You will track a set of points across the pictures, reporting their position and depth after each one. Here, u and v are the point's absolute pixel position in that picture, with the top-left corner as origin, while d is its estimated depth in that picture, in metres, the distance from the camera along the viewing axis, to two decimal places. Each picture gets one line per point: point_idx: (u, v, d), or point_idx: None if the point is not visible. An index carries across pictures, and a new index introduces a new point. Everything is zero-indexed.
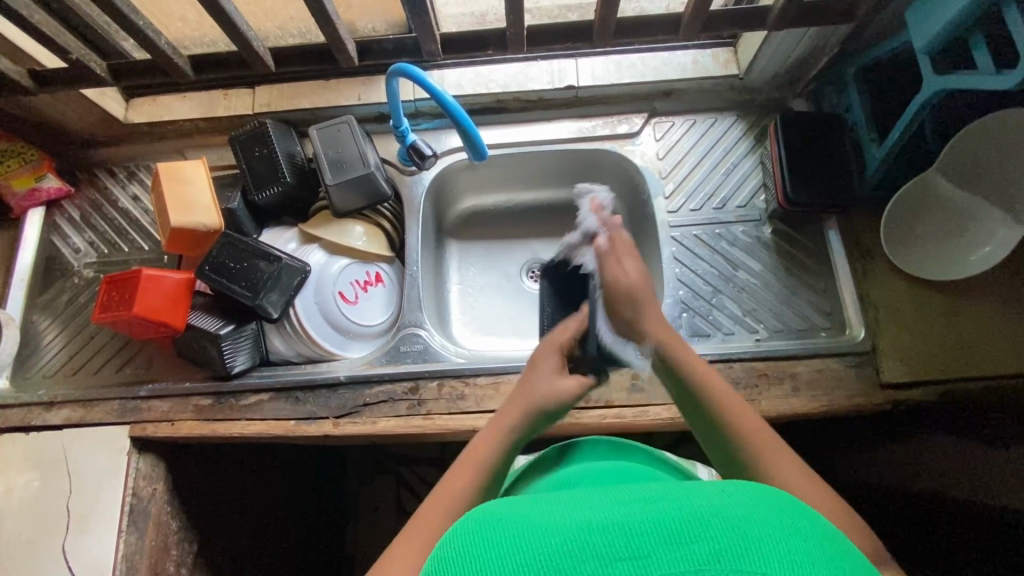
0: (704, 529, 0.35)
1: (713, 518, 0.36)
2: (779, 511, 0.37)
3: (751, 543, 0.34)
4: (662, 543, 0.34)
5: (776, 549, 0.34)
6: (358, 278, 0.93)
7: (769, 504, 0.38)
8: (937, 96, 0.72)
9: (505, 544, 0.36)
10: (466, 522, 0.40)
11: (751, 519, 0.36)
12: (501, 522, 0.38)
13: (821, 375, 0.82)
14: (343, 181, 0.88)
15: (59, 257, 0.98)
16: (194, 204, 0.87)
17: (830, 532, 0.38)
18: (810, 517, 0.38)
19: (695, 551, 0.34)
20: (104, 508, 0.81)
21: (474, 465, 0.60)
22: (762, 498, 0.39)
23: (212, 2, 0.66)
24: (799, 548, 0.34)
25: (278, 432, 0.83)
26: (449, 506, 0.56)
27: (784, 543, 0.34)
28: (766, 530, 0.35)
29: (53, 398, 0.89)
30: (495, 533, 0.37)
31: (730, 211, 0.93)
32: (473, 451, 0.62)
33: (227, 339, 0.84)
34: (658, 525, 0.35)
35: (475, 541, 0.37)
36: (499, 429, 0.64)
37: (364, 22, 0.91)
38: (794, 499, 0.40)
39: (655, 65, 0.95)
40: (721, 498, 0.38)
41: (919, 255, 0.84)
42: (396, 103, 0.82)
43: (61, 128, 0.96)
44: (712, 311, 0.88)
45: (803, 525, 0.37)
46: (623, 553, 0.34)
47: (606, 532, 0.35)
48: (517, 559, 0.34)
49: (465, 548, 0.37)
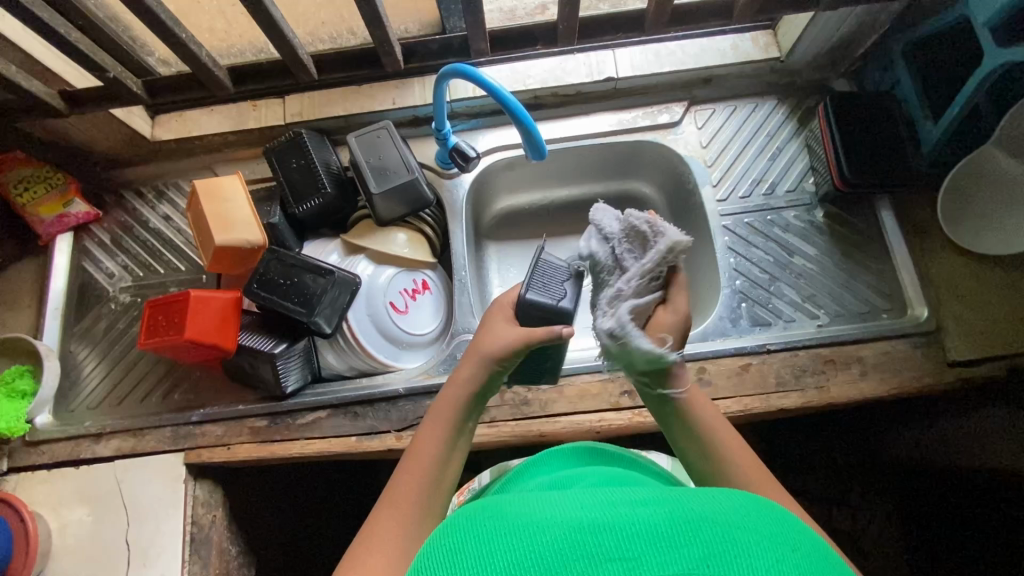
0: (695, 534, 0.36)
1: (704, 523, 0.37)
2: (765, 521, 0.39)
3: (740, 550, 0.35)
4: (652, 545, 0.36)
5: (764, 558, 0.35)
6: (406, 287, 0.91)
7: (760, 514, 0.40)
8: (1000, 69, 0.71)
9: (494, 542, 0.38)
10: (461, 520, 0.42)
11: (740, 529, 0.37)
12: (495, 520, 0.40)
13: (888, 357, 0.81)
14: (388, 188, 0.86)
15: (93, 283, 0.95)
16: (235, 220, 0.84)
17: (816, 542, 0.39)
18: (796, 529, 0.39)
19: (684, 554, 0.35)
20: (166, 539, 0.78)
21: (439, 423, 0.60)
22: (753, 508, 0.40)
23: (261, 9, 0.64)
24: (786, 558, 0.36)
25: (341, 450, 0.80)
26: (422, 463, 0.56)
27: (771, 551, 0.36)
28: (752, 539, 0.37)
29: (100, 430, 0.86)
30: (487, 530, 0.39)
31: (780, 196, 0.92)
32: (437, 409, 0.61)
33: (281, 358, 0.81)
34: (645, 528, 0.37)
35: (466, 539, 0.39)
36: (458, 380, 0.62)
37: (398, 23, 0.88)
38: (780, 510, 0.42)
39: (695, 52, 0.93)
40: (715, 505, 0.40)
41: (968, 225, 0.84)
42: (442, 105, 0.79)
43: (88, 150, 0.93)
44: (771, 299, 0.87)
45: (789, 534, 0.38)
46: (613, 553, 0.35)
47: (596, 532, 0.37)
48: (509, 559, 0.36)
49: (453, 547, 0.38)
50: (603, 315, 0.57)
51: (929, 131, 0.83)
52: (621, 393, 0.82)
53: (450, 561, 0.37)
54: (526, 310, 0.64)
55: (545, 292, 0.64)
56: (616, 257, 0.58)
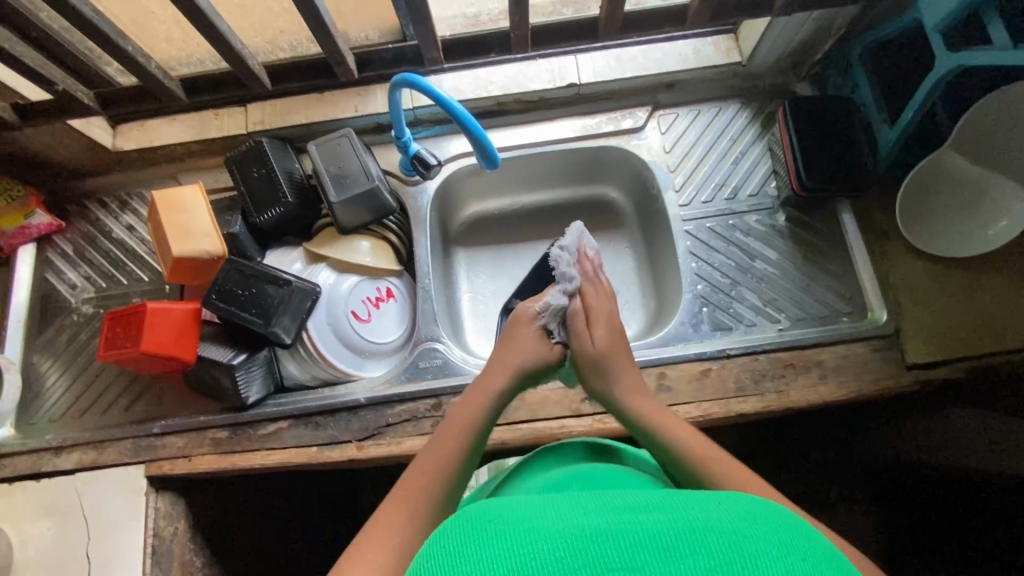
0: (701, 544, 0.34)
1: (709, 533, 0.35)
2: (773, 528, 0.37)
3: (746, 560, 0.33)
4: (657, 555, 0.34)
5: (772, 567, 0.33)
6: (369, 295, 0.91)
7: (767, 522, 0.38)
8: (952, 73, 0.70)
9: (496, 545, 0.36)
10: (459, 523, 0.40)
11: (748, 538, 0.35)
12: (496, 523, 0.38)
13: (848, 360, 0.81)
14: (348, 197, 0.85)
15: (55, 294, 0.95)
16: (195, 231, 0.84)
17: (828, 553, 0.37)
18: (806, 538, 0.37)
19: (690, 565, 0.33)
20: (126, 553, 0.78)
21: (455, 430, 0.62)
22: (758, 515, 0.38)
23: (206, 22, 0.64)
24: (794, 568, 0.34)
25: (301, 460, 0.80)
26: (432, 469, 0.58)
27: (780, 560, 0.34)
28: (760, 547, 0.35)
29: (62, 442, 0.86)
30: (490, 531, 0.37)
31: (742, 200, 0.92)
32: (460, 413, 0.64)
33: (241, 368, 0.81)
34: (650, 538, 0.35)
35: (469, 539, 0.37)
36: (484, 389, 0.67)
37: (357, 31, 0.88)
38: (793, 520, 0.39)
39: (657, 57, 0.93)
40: (719, 513, 0.38)
41: (930, 230, 0.84)
42: (399, 113, 0.79)
43: (47, 160, 0.92)
44: (732, 303, 0.87)
45: (796, 542, 0.36)
46: (616, 563, 0.34)
47: (600, 542, 0.35)
48: (512, 562, 0.34)
49: (456, 546, 0.37)
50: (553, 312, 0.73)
51: (885, 134, 0.82)
52: (582, 399, 0.82)
53: (453, 560, 0.35)
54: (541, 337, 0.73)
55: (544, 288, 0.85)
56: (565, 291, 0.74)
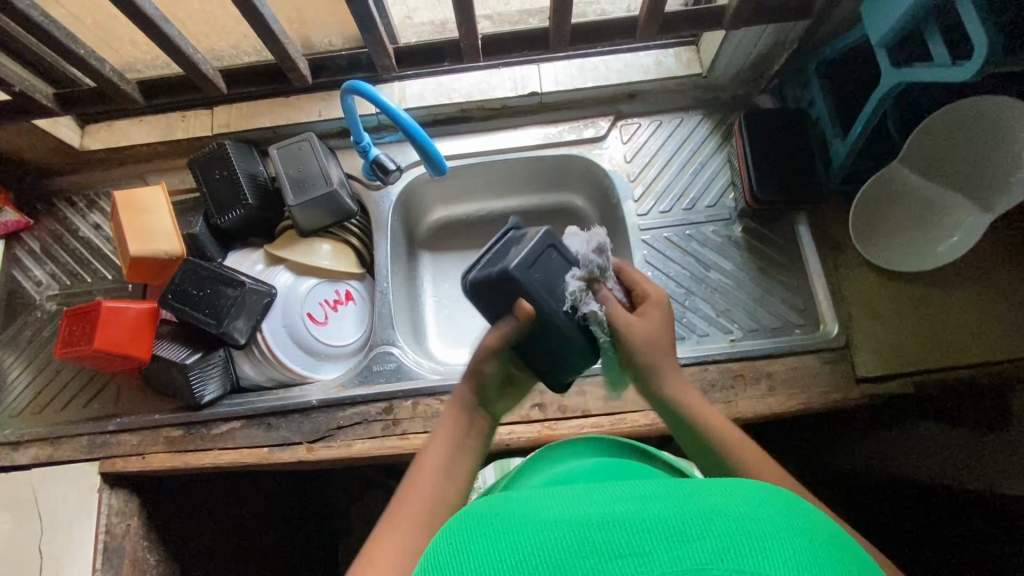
0: (707, 527, 0.33)
1: (717, 515, 0.34)
2: (780, 507, 0.36)
3: (754, 542, 0.32)
4: (663, 539, 0.32)
5: (781, 549, 0.32)
6: (327, 298, 0.92)
7: (773, 501, 0.36)
8: (896, 88, 0.71)
9: (503, 541, 0.34)
10: (463, 520, 0.39)
11: (757, 518, 0.34)
12: (501, 519, 0.37)
13: (797, 372, 0.81)
14: (306, 200, 0.86)
15: (21, 291, 0.96)
16: (153, 231, 0.85)
17: (836, 533, 0.36)
18: (815, 518, 0.36)
19: (697, 549, 0.32)
20: (76, 549, 0.78)
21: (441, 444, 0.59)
22: (765, 495, 0.37)
23: (155, 29, 0.66)
24: (803, 549, 0.32)
25: (251, 461, 0.81)
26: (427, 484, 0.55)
27: (789, 541, 0.32)
28: (770, 528, 0.33)
29: (20, 438, 0.87)
30: (494, 531, 0.36)
31: (700, 211, 0.92)
32: (442, 428, 0.60)
33: (194, 368, 0.82)
34: (657, 522, 0.34)
35: (473, 541, 0.35)
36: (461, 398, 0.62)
37: (320, 38, 0.88)
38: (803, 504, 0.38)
39: (618, 67, 0.94)
40: (724, 495, 0.37)
41: (884, 246, 0.84)
42: (354, 119, 0.80)
43: (15, 158, 0.94)
44: (685, 313, 0.87)
45: (804, 522, 0.35)
46: (622, 550, 0.32)
47: (604, 529, 0.34)
48: (516, 559, 0.33)
49: (462, 550, 0.35)
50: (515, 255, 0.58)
51: (837, 148, 0.83)
52: (531, 406, 0.83)
53: (458, 557, 0.34)
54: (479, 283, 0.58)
55: (490, 263, 0.58)
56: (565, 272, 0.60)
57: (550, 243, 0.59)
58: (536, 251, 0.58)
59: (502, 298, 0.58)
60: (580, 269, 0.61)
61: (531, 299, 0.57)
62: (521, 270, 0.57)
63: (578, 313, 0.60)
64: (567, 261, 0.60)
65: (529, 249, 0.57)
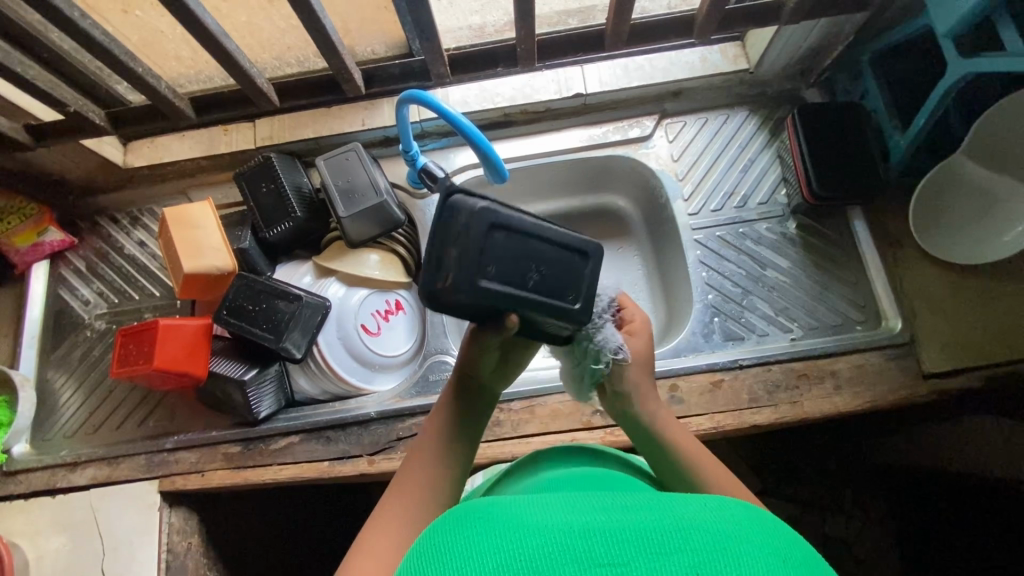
0: (684, 542, 0.34)
1: (696, 533, 0.35)
2: (755, 530, 0.36)
3: (729, 558, 0.33)
4: (642, 552, 0.33)
5: (754, 568, 0.32)
6: (379, 308, 0.91)
7: (752, 523, 0.37)
8: (963, 80, 0.70)
9: (484, 545, 0.35)
10: (445, 522, 0.40)
11: (733, 539, 0.34)
12: (483, 522, 0.38)
13: (863, 370, 0.80)
14: (357, 211, 0.86)
15: (69, 311, 0.96)
16: (205, 246, 0.84)
17: (813, 562, 0.35)
18: (791, 541, 0.36)
19: (673, 563, 0.33)
20: (140, 569, 0.77)
21: (431, 442, 0.56)
22: (744, 516, 0.37)
23: (216, 44, 0.66)
24: (776, 569, 0.33)
25: (312, 475, 0.80)
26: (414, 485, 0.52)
27: (762, 563, 0.33)
28: (744, 548, 0.34)
29: (76, 458, 0.86)
30: (478, 527, 0.38)
31: (752, 208, 0.91)
32: (429, 426, 0.57)
33: (252, 384, 0.81)
34: (635, 534, 0.35)
35: (454, 542, 0.37)
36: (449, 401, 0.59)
37: (364, 47, 0.87)
38: (779, 527, 0.38)
39: (664, 66, 0.92)
40: (704, 512, 0.37)
41: (943, 238, 0.83)
42: (406, 127, 0.80)
43: (61, 178, 0.93)
44: (743, 313, 0.86)
45: (778, 544, 0.35)
46: (602, 558, 0.33)
47: (586, 539, 0.34)
48: (496, 558, 0.34)
49: (444, 542, 0.37)
50: (464, 253, 0.47)
51: (897, 140, 0.82)
52: (592, 412, 0.81)
53: (441, 558, 0.35)
54: (449, 300, 0.49)
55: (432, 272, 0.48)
56: (536, 256, 0.50)
57: (480, 214, 0.47)
58: (473, 243, 0.47)
59: (474, 303, 0.49)
60: (545, 239, 0.50)
61: (500, 300, 0.49)
62: (469, 270, 0.47)
63: (535, 291, 0.51)
64: (526, 234, 0.49)
65: (471, 245, 0.47)
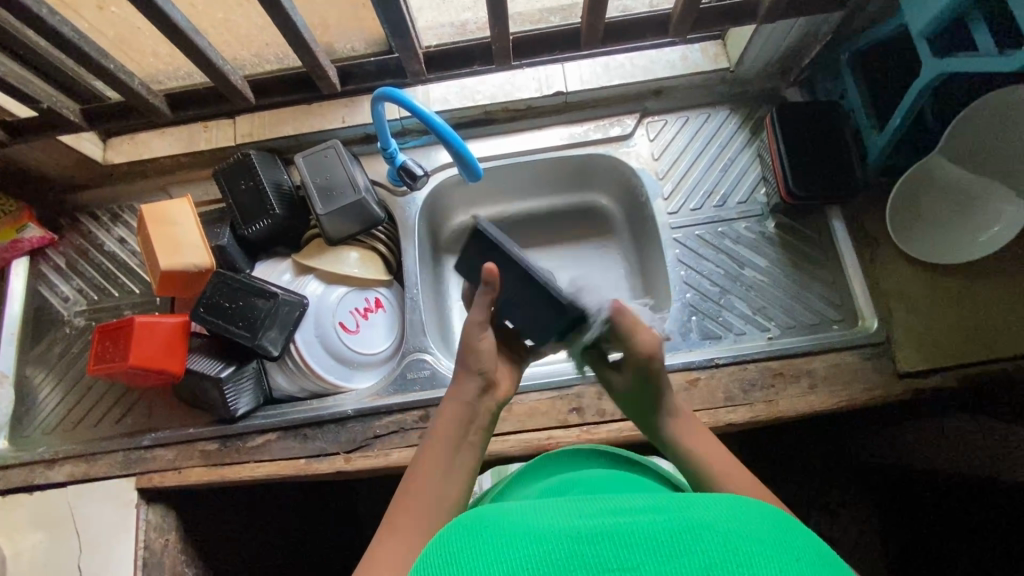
0: (695, 543, 0.34)
1: (706, 532, 0.34)
2: (771, 526, 0.36)
3: (742, 558, 0.32)
4: (653, 555, 0.33)
5: (767, 567, 0.32)
6: (358, 306, 0.91)
7: (765, 520, 0.36)
8: (937, 79, 0.70)
9: (495, 551, 0.35)
10: (456, 527, 0.40)
11: (746, 537, 0.34)
12: (494, 528, 0.38)
13: (839, 369, 0.80)
14: (335, 209, 0.86)
15: (48, 308, 0.95)
16: (183, 244, 0.84)
17: (830, 558, 0.35)
18: (806, 538, 0.36)
19: (684, 565, 0.32)
20: (115, 566, 0.77)
21: (441, 443, 0.57)
22: (756, 512, 0.37)
23: (188, 42, 0.65)
24: (791, 566, 0.32)
25: (290, 472, 0.80)
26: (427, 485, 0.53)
27: (777, 561, 0.32)
28: (758, 546, 0.33)
29: (54, 455, 0.86)
30: (488, 531, 0.38)
31: (731, 208, 0.91)
32: (440, 427, 0.59)
33: (229, 381, 0.81)
34: (643, 538, 0.34)
35: (465, 547, 0.37)
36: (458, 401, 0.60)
37: (343, 44, 0.86)
38: (795, 524, 0.37)
39: (644, 64, 0.92)
40: (714, 510, 0.37)
41: (921, 238, 0.83)
42: (383, 125, 0.80)
43: (39, 174, 0.93)
44: (721, 312, 0.86)
45: (793, 541, 0.35)
46: (612, 564, 0.33)
47: (595, 543, 0.34)
48: (505, 564, 0.34)
49: (454, 547, 0.37)
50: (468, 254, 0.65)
51: (874, 140, 0.82)
52: (569, 410, 0.82)
53: (452, 564, 0.35)
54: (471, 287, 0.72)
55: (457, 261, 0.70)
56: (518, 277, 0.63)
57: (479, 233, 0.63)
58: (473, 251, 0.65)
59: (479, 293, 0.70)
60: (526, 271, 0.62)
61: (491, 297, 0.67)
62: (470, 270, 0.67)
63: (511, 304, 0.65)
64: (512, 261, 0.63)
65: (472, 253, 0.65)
